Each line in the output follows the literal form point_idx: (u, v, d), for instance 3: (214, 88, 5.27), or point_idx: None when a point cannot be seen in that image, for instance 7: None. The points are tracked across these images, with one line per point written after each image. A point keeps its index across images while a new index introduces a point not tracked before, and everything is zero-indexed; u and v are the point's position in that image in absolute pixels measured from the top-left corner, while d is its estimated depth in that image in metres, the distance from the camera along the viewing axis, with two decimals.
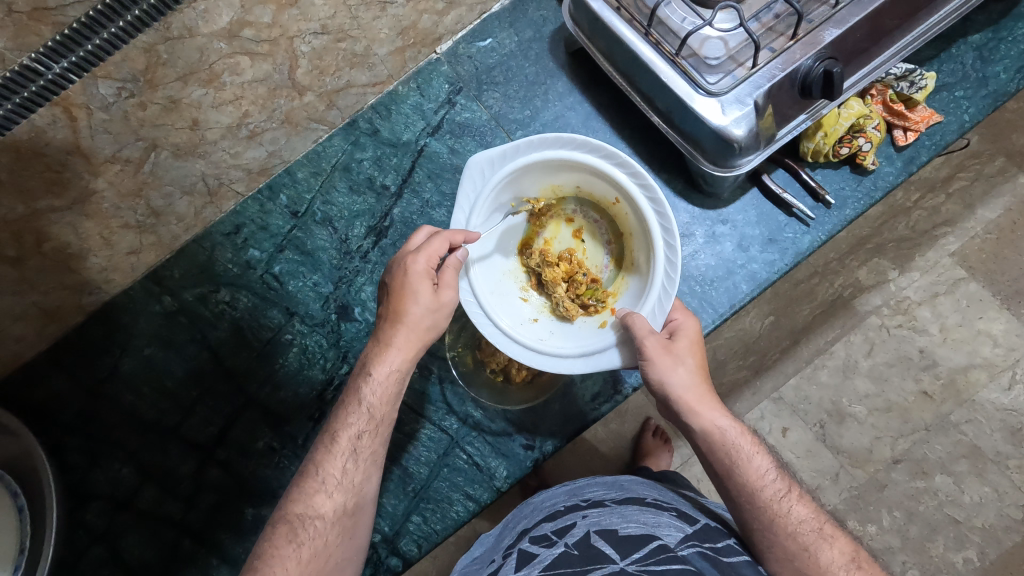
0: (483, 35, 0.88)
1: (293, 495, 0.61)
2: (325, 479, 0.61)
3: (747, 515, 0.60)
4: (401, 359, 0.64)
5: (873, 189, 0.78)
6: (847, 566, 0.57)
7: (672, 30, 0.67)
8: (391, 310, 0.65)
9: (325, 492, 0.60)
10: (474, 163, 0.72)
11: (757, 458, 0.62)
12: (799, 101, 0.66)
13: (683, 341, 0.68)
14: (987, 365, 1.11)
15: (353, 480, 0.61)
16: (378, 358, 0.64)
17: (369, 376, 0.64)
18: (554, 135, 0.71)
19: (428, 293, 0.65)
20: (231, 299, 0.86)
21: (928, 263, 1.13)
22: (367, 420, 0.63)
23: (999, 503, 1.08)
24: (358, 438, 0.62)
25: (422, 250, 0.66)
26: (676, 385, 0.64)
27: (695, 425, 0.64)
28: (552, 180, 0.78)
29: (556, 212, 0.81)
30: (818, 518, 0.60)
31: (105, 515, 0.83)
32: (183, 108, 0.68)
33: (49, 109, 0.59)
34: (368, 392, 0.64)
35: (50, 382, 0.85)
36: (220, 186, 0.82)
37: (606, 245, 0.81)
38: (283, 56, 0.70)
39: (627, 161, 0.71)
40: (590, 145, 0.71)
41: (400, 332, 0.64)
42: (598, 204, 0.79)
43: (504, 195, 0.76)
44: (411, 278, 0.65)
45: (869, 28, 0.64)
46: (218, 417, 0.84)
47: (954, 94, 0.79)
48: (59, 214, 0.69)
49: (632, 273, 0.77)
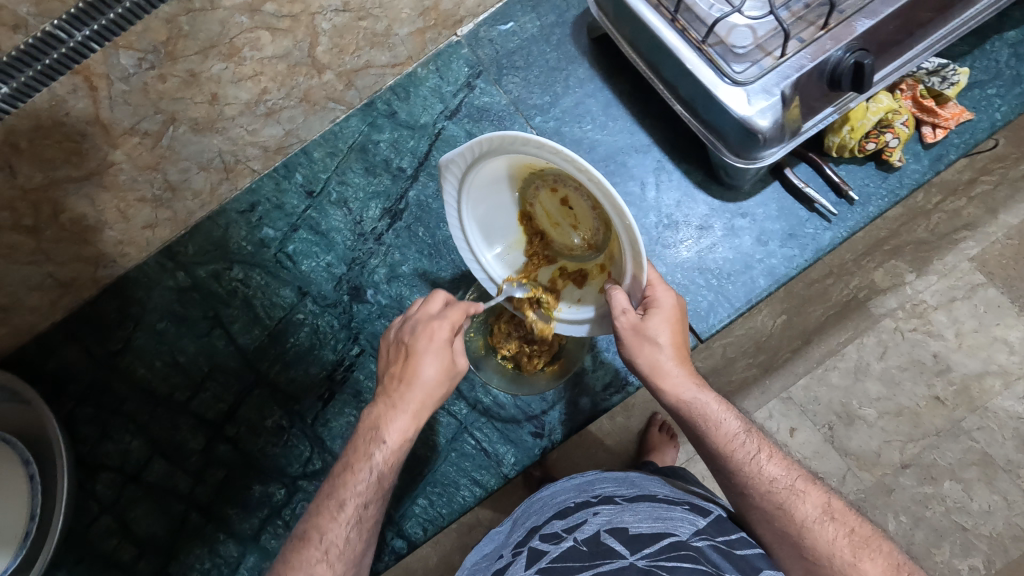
0: (505, 18, 0.87)
1: (291, 561, 0.56)
2: (327, 549, 0.55)
3: (721, 475, 0.62)
4: (412, 424, 0.60)
5: (898, 186, 0.77)
6: (822, 519, 0.57)
7: (699, 17, 0.65)
8: (405, 372, 0.61)
9: (326, 562, 0.55)
10: (438, 171, 0.61)
11: (725, 422, 0.62)
12: (826, 93, 0.65)
13: (657, 319, 0.63)
14: (1003, 372, 1.09)
15: (355, 553, 0.57)
16: (392, 423, 0.60)
17: (380, 440, 0.59)
18: (493, 136, 0.53)
19: (446, 358, 0.62)
20: (244, 277, 0.86)
21: (947, 267, 1.11)
22: (373, 487, 0.58)
23: (1008, 512, 1.06)
24: (364, 507, 0.58)
25: (444, 314, 0.63)
26: (645, 363, 0.63)
27: (663, 399, 0.64)
28: (516, 159, 0.59)
29: (538, 180, 0.63)
30: (791, 474, 0.60)
31: (115, 485, 0.83)
32: (202, 82, 0.68)
33: (70, 79, 0.58)
34: (378, 456, 0.59)
35: (65, 353, 0.86)
36: (236, 163, 0.82)
37: (593, 211, 0.60)
38: (303, 32, 0.70)
39: (573, 160, 0.50)
40: (531, 142, 0.51)
41: (417, 397, 0.60)
42: (574, 178, 0.57)
43: (476, 181, 0.63)
44: (432, 341, 0.61)
45: (902, 20, 0.63)
46: (228, 394, 0.85)
47: (987, 92, 0.77)
48: (77, 185, 0.69)
49: (621, 253, 0.59)
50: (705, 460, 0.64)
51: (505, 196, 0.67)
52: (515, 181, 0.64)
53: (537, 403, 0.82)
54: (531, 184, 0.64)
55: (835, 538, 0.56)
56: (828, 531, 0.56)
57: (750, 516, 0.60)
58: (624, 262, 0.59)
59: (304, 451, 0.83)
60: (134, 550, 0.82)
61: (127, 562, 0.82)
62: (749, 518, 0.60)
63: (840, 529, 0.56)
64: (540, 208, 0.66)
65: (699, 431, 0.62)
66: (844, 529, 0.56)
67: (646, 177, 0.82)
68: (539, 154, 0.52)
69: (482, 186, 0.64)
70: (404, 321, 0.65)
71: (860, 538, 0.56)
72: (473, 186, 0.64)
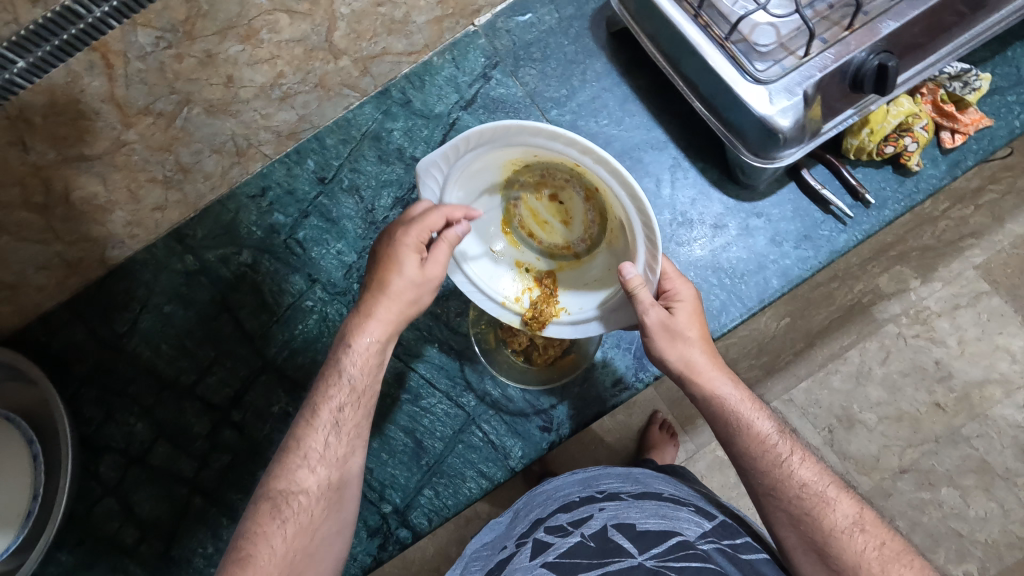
0: (522, 9, 0.86)
1: (275, 470, 0.59)
2: (306, 453, 0.59)
3: (753, 480, 0.62)
4: (382, 331, 0.61)
5: (915, 191, 0.77)
6: (852, 529, 0.57)
7: (722, 14, 0.64)
8: (375, 280, 0.62)
9: (308, 466, 0.58)
10: (419, 173, 0.61)
11: (758, 422, 0.63)
12: (848, 95, 0.65)
13: (682, 313, 0.65)
14: (1004, 381, 1.09)
15: (336, 454, 0.60)
16: (359, 329, 0.62)
17: (349, 348, 0.61)
18: (484, 128, 0.55)
19: (416, 267, 0.61)
20: (254, 263, 0.85)
21: (952, 274, 1.11)
22: (348, 392, 0.60)
23: (1004, 519, 1.07)
24: (339, 410, 0.60)
25: (416, 221, 0.61)
26: (677, 362, 0.65)
27: (698, 396, 0.65)
28: (502, 155, 0.61)
29: (523, 178, 0.66)
30: (823, 480, 0.60)
31: (119, 467, 0.83)
32: (219, 64, 0.67)
33: (86, 55, 0.57)
34: (349, 363, 0.61)
35: (70, 333, 0.85)
36: (248, 147, 0.81)
37: (586, 202, 0.65)
38: (322, 16, 0.68)
39: (574, 140, 0.53)
40: (527, 129, 0.54)
41: (385, 306, 0.61)
42: (566, 169, 0.62)
43: (467, 186, 0.64)
44: (400, 250, 0.61)
45: (927, 23, 0.62)
46: (234, 379, 0.84)
47: (1007, 99, 0.76)
48: (89, 164, 0.68)
49: (622, 240, 0.63)
50: (734, 461, 0.64)
51: (488, 200, 0.68)
52: (501, 181, 0.67)
53: (545, 397, 0.82)
54: (516, 184, 0.67)
55: (864, 551, 0.56)
56: (857, 542, 0.56)
57: (773, 518, 0.61)
58: (626, 249, 0.62)
59: None
60: (137, 532, 0.82)
61: (129, 545, 0.82)
62: (772, 521, 0.61)
63: (871, 541, 0.56)
64: (525, 208, 0.69)
65: (731, 429, 0.63)
66: (875, 541, 0.56)
67: (662, 174, 0.82)
68: (533, 141, 0.55)
69: (465, 191, 0.65)
70: (384, 232, 0.64)
71: (891, 552, 0.56)
72: (457, 189, 0.64)
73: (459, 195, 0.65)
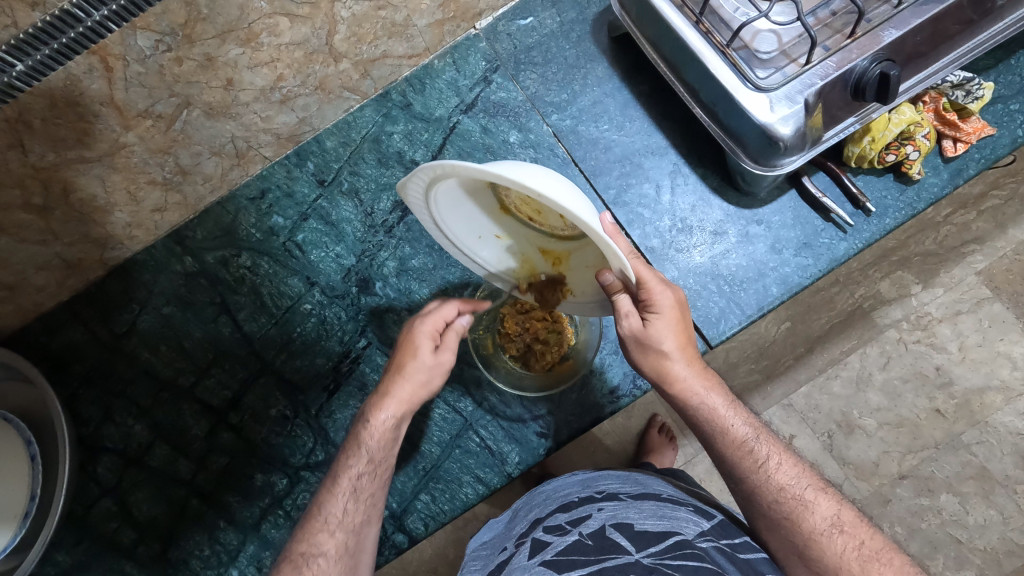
0: (524, 13, 0.86)
1: (299, 534, 0.60)
2: (326, 518, 0.60)
3: (733, 483, 0.63)
4: (401, 409, 0.63)
5: (916, 200, 0.76)
6: (830, 531, 0.57)
7: (724, 20, 0.64)
8: (394, 362, 0.65)
9: (327, 530, 0.59)
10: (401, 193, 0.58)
11: (733, 429, 0.63)
12: (849, 103, 0.64)
13: (659, 324, 0.63)
14: (1005, 388, 1.09)
15: (354, 522, 0.61)
16: (378, 406, 0.63)
17: (368, 422, 0.63)
18: (434, 167, 0.48)
19: (430, 353, 0.64)
20: (252, 265, 0.85)
21: (953, 280, 1.10)
22: (367, 462, 0.62)
23: (1003, 526, 1.06)
24: (358, 478, 0.62)
25: (430, 314, 0.66)
26: (651, 371, 0.66)
27: (675, 403, 0.66)
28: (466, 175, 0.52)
29: None
30: (801, 482, 0.60)
31: (117, 469, 0.83)
32: (219, 67, 0.67)
33: (86, 58, 0.57)
34: (368, 436, 0.63)
35: (69, 333, 0.85)
36: (248, 149, 0.81)
37: None
38: (322, 19, 0.68)
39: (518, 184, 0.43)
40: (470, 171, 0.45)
41: (403, 386, 0.63)
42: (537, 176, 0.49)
43: (449, 195, 0.59)
44: (416, 335, 0.64)
45: (930, 31, 0.62)
46: (233, 381, 0.84)
47: (1010, 107, 0.76)
48: (88, 166, 0.68)
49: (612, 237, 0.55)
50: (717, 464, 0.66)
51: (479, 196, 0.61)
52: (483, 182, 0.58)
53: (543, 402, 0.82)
54: None
55: (844, 551, 0.56)
56: (837, 543, 0.57)
57: (757, 523, 0.62)
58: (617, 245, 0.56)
59: (308, 442, 0.83)
60: (135, 533, 0.82)
61: (127, 546, 0.82)
62: (756, 525, 0.62)
63: (849, 542, 0.57)
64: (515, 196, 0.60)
65: (708, 435, 0.64)
66: (854, 541, 0.57)
67: (662, 180, 0.82)
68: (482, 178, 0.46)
69: (446, 196, 0.60)
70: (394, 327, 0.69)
71: (870, 551, 0.56)
72: (438, 200, 0.59)
73: (444, 201, 0.60)
